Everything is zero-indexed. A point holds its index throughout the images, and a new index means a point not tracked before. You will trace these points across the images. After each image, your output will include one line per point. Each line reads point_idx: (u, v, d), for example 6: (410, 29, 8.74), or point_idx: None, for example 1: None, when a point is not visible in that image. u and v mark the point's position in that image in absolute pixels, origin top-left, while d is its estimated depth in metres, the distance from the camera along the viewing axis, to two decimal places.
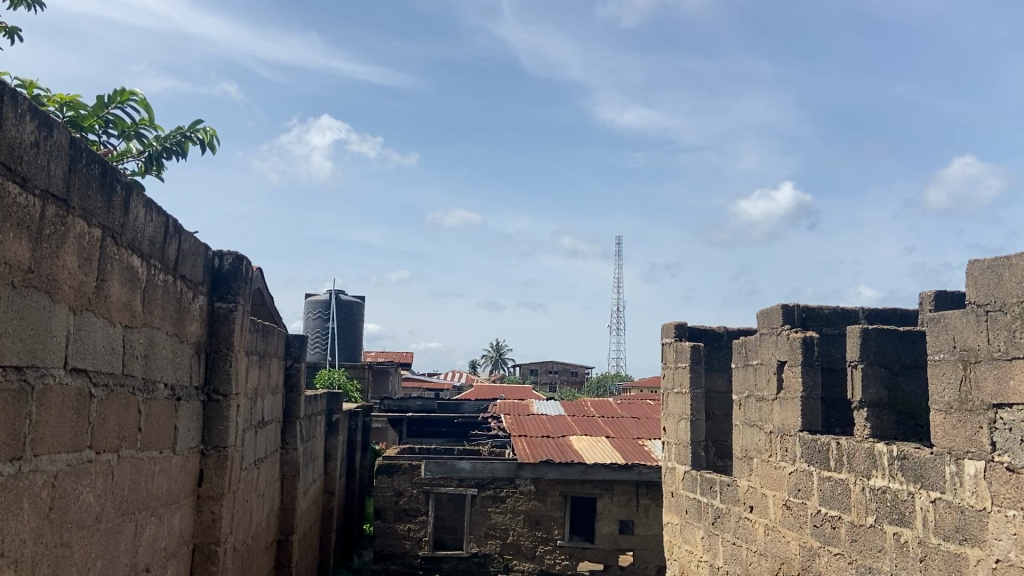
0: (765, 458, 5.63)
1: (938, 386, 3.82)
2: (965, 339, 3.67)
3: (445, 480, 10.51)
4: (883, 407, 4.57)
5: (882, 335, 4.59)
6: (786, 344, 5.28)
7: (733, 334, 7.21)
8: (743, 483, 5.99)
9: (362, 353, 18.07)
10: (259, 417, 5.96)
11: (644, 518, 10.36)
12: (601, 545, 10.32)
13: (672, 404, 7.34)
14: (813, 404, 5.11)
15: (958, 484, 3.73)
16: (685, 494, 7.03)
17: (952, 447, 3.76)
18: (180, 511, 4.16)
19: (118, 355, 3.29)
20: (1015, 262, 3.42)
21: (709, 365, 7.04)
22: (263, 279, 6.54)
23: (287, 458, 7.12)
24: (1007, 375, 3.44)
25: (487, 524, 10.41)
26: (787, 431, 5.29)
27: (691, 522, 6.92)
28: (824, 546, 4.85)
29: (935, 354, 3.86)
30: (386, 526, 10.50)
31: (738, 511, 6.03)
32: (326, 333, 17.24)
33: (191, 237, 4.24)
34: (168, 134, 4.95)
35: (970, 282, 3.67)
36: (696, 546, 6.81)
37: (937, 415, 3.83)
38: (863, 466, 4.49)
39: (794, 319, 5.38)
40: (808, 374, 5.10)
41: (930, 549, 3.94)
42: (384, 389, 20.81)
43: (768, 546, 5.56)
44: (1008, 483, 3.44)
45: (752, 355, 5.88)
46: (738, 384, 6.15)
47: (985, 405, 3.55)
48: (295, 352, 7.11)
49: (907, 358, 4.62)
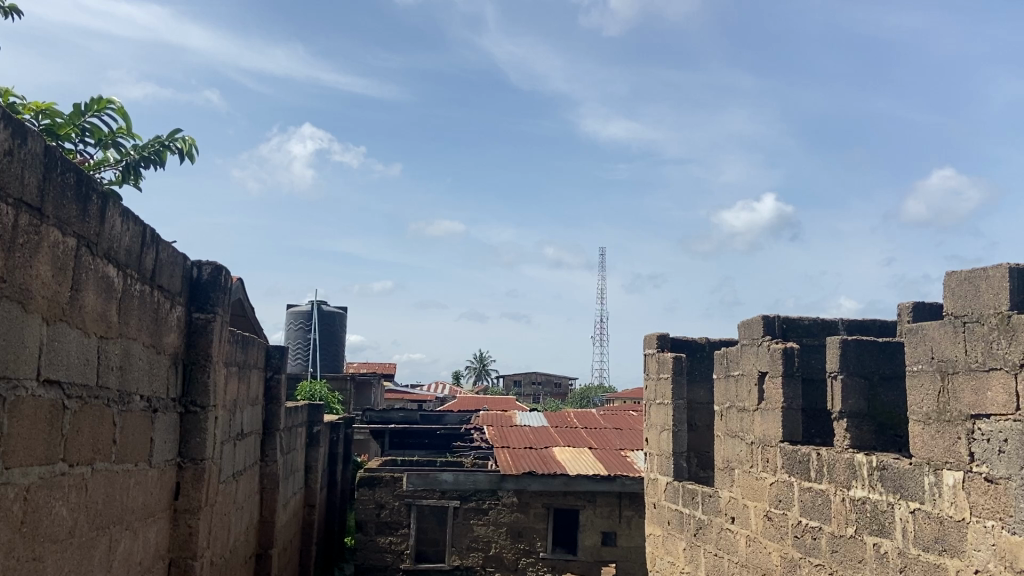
0: (745, 469, 5.63)
1: (916, 397, 3.86)
2: (943, 350, 3.71)
3: (427, 492, 10.46)
4: (862, 417, 4.60)
5: (862, 346, 4.61)
6: (767, 356, 5.29)
7: (715, 346, 7.24)
8: (725, 494, 5.99)
9: (343, 364, 17.95)
10: (238, 430, 5.89)
11: (627, 530, 10.34)
12: (584, 557, 10.27)
13: (654, 415, 7.34)
14: (794, 415, 5.13)
15: (937, 495, 3.75)
16: (668, 506, 7.01)
17: (930, 458, 3.79)
18: (155, 526, 4.10)
19: (92, 366, 3.24)
20: (992, 273, 3.46)
21: (691, 376, 7.05)
22: (242, 290, 6.52)
23: (266, 470, 7.05)
24: (985, 387, 3.47)
25: (469, 537, 10.35)
26: (768, 442, 5.30)
27: (673, 533, 6.90)
28: (805, 557, 4.86)
29: (914, 365, 3.89)
30: (367, 540, 10.43)
31: (719, 523, 6.03)
32: (307, 345, 17.14)
33: (169, 248, 4.19)
34: (146, 143, 4.91)
35: (948, 294, 3.70)
36: (678, 557, 6.79)
37: (916, 426, 3.86)
38: (843, 476, 4.50)
39: (775, 330, 5.41)
40: (789, 385, 5.11)
41: (909, 559, 3.95)
42: (366, 400, 20.70)
43: (750, 557, 5.55)
44: (986, 493, 3.45)
45: (734, 366, 5.90)
46: (720, 395, 6.16)
47: (963, 415, 3.57)
48: (276, 363, 7.06)
49: (886, 368, 4.62)
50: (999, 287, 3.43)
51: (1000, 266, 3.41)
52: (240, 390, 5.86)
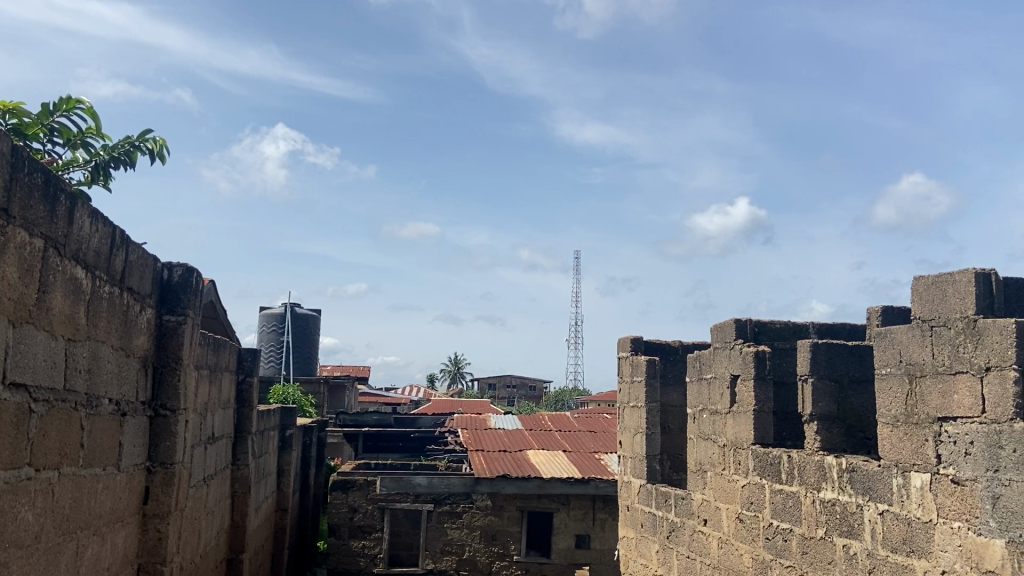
0: (718, 471, 5.67)
1: (884, 400, 3.92)
2: (911, 354, 3.77)
3: (401, 495, 10.41)
4: (832, 420, 4.65)
5: (832, 350, 4.66)
6: (739, 359, 5.34)
7: (688, 348, 7.29)
8: (697, 496, 6.03)
9: (317, 367, 17.80)
10: (208, 433, 5.82)
11: (600, 532, 10.36)
12: (557, 559, 10.28)
13: (628, 418, 7.36)
14: (765, 417, 5.18)
15: (904, 496, 3.81)
16: (641, 508, 7.04)
17: (898, 460, 3.84)
18: (124, 530, 4.05)
19: (60, 369, 3.20)
20: (958, 278, 3.54)
21: (664, 379, 7.09)
22: (214, 292, 6.46)
23: (238, 475, 6.98)
24: (952, 390, 3.53)
25: (443, 540, 10.32)
26: (739, 445, 5.35)
27: (646, 536, 6.93)
28: (776, 559, 4.90)
29: (882, 368, 3.96)
30: (340, 544, 10.37)
31: (692, 525, 6.07)
32: (281, 347, 17.00)
33: (139, 249, 4.15)
34: (115, 144, 4.85)
35: (916, 298, 3.76)
36: (650, 560, 6.83)
37: (884, 428, 3.92)
38: (813, 479, 4.54)
39: (747, 333, 5.46)
40: (761, 388, 5.16)
41: (878, 561, 4.00)
42: (340, 403, 20.58)
43: (721, 558, 5.60)
44: (953, 495, 3.51)
45: (706, 370, 5.94)
46: (693, 398, 6.20)
47: (930, 418, 3.63)
48: (248, 366, 7.00)
49: (856, 371, 4.68)
50: (965, 291, 3.49)
51: (966, 271, 3.49)
52: (211, 393, 5.80)
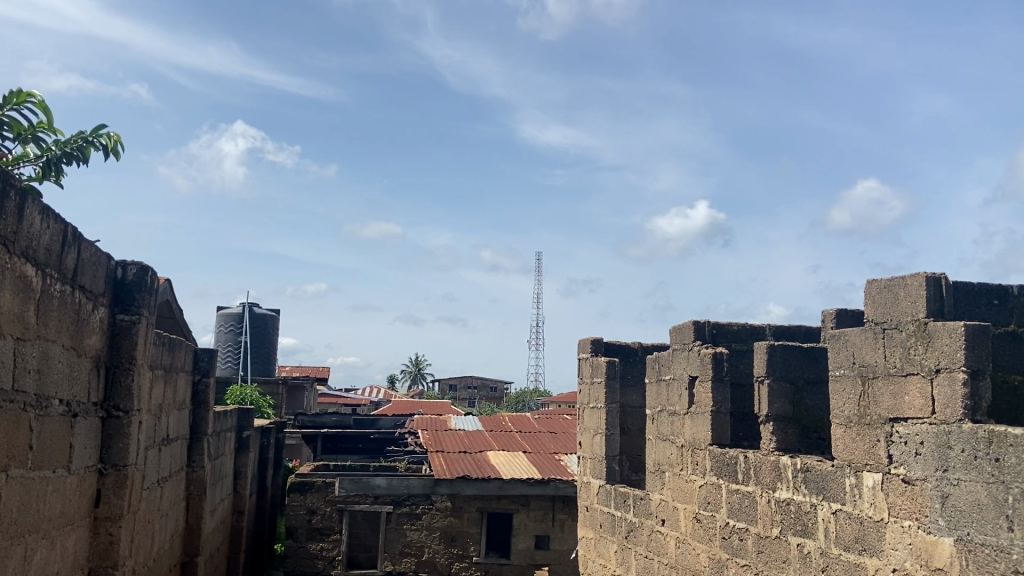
0: (676, 472, 5.73)
1: (838, 401, 4.00)
2: (864, 356, 3.85)
3: (360, 497, 10.34)
4: (787, 421, 4.72)
5: (788, 351, 4.74)
6: (697, 360, 5.40)
7: (648, 350, 7.36)
8: (655, 496, 6.08)
9: (276, 367, 17.58)
10: (163, 435, 5.72)
11: (559, 533, 10.39)
12: (517, 560, 10.30)
13: (588, 419, 7.40)
14: (722, 418, 5.24)
15: (857, 496, 3.88)
16: (600, 509, 7.08)
17: (851, 460, 3.92)
18: (74, 534, 3.96)
19: (8, 369, 3.12)
20: (910, 282, 3.63)
21: (624, 380, 7.14)
22: (170, 290, 6.35)
23: (193, 477, 6.86)
24: (903, 392, 3.61)
25: (402, 542, 10.27)
26: (697, 445, 5.41)
27: (604, 536, 6.97)
28: (732, 558, 4.97)
29: (836, 370, 4.03)
30: (297, 546, 10.26)
31: (650, 525, 6.12)
32: (238, 347, 16.77)
33: (92, 247, 4.06)
34: (68, 139, 4.74)
35: (869, 301, 3.84)
36: (609, 560, 6.87)
37: (838, 429, 4.00)
38: (769, 479, 4.62)
39: (705, 335, 5.53)
40: (718, 389, 5.23)
41: (831, 559, 4.07)
42: (298, 404, 20.36)
43: (679, 558, 5.65)
44: (904, 494, 3.59)
45: (665, 371, 6.00)
46: (652, 399, 6.25)
47: (882, 419, 3.71)
48: (204, 367, 6.89)
49: (810, 373, 4.76)
50: (917, 295, 3.58)
51: (917, 275, 3.58)
52: (166, 394, 5.70)
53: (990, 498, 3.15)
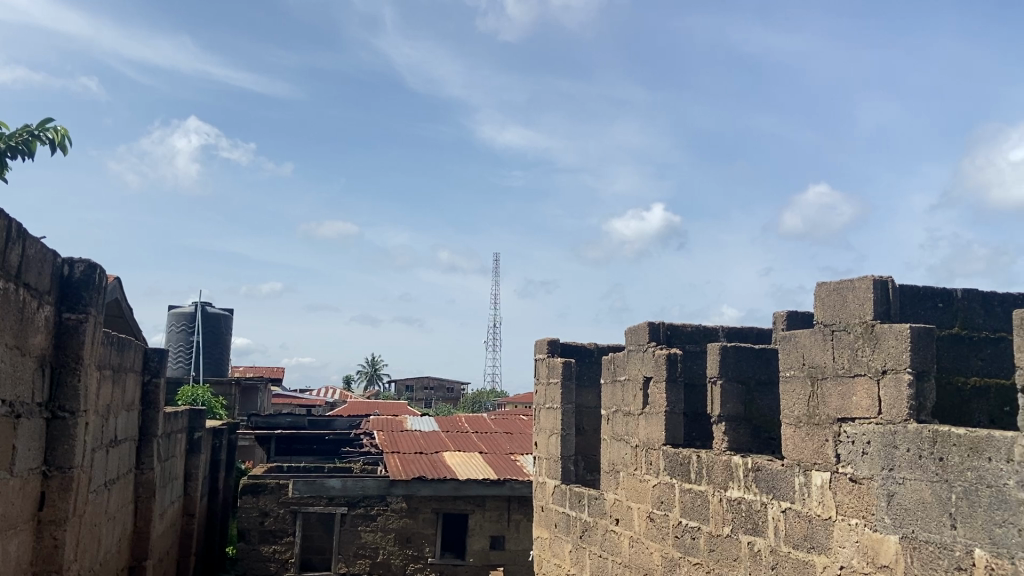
0: (630, 471, 5.78)
1: (788, 401, 4.08)
2: (813, 357, 3.93)
3: (314, 499, 10.23)
4: (739, 421, 4.80)
5: (740, 353, 4.82)
6: (652, 361, 5.46)
7: (604, 351, 7.42)
8: (610, 496, 6.13)
9: (228, 367, 17.31)
10: (110, 437, 5.59)
11: (515, 533, 10.41)
12: (472, 561, 10.30)
13: (544, 419, 7.43)
14: (676, 419, 5.31)
15: (805, 494, 3.97)
16: (555, 509, 7.11)
17: (800, 459, 4.00)
18: (16, 538, 3.86)
19: None
20: (858, 285, 3.72)
21: (580, 381, 7.19)
22: (119, 289, 6.22)
23: (142, 479, 6.73)
24: (851, 392, 3.70)
25: (356, 544, 10.19)
26: (651, 445, 5.46)
27: (559, 536, 7.01)
28: (684, 557, 5.03)
29: (786, 371, 4.11)
30: (249, 549, 10.12)
31: (604, 524, 6.17)
32: (190, 347, 16.48)
33: (38, 244, 3.96)
34: (12, 132, 4.61)
35: (818, 304, 3.93)
36: (564, 559, 6.91)
37: (787, 428, 4.08)
38: (721, 478, 4.69)
39: (659, 336, 5.59)
40: (672, 390, 5.29)
41: (780, 557, 4.15)
42: (252, 405, 20.07)
43: (632, 557, 5.71)
44: (850, 492, 3.67)
45: (620, 371, 6.05)
46: (607, 399, 6.30)
47: (831, 419, 3.80)
48: (154, 367, 6.77)
49: (761, 374, 4.85)
50: (865, 297, 3.68)
51: (865, 278, 3.68)
52: (113, 395, 5.57)
53: (934, 496, 3.24)
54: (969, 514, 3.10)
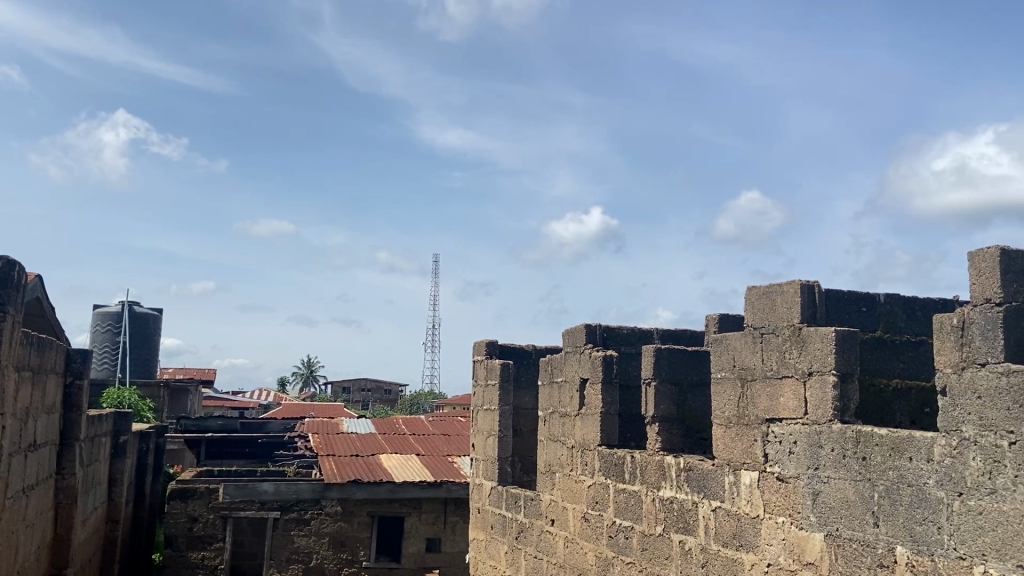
0: (566, 472, 5.82)
1: (719, 402, 4.16)
2: (743, 359, 4.02)
3: (245, 503, 10.02)
4: (672, 421, 4.87)
5: (674, 354, 4.89)
6: (589, 363, 5.50)
7: (542, 352, 7.46)
8: (546, 497, 6.15)
9: (157, 368, 16.83)
10: (29, 441, 5.38)
11: (451, 535, 10.37)
12: (407, 564, 10.22)
13: (481, 421, 7.42)
14: (611, 420, 5.37)
15: (735, 493, 4.05)
16: (491, 510, 7.11)
17: (730, 459, 4.08)
18: None
19: None
20: (787, 289, 3.81)
21: (518, 382, 7.21)
22: (40, 287, 5.98)
23: (62, 485, 6.48)
24: (779, 393, 3.78)
25: (289, 548, 10.02)
26: (587, 446, 5.51)
27: (495, 537, 7.01)
28: (618, 556, 5.09)
29: (717, 373, 4.19)
30: (177, 555, 9.86)
31: (540, 525, 6.19)
32: (117, 347, 15.96)
33: None
34: None
35: (749, 307, 4.02)
36: (499, 560, 6.92)
37: (718, 428, 4.15)
38: (654, 478, 4.75)
39: (596, 337, 5.64)
40: (607, 391, 5.34)
41: (710, 555, 4.23)
42: (182, 408, 19.55)
43: (567, 557, 5.75)
44: (778, 491, 3.76)
45: (558, 373, 6.08)
46: (544, 400, 6.33)
47: (759, 419, 3.89)
48: (77, 368, 6.54)
49: (694, 375, 4.93)
50: (793, 301, 3.77)
51: (793, 282, 3.77)
52: (33, 397, 5.36)
53: (857, 495, 3.34)
54: (891, 512, 3.20)
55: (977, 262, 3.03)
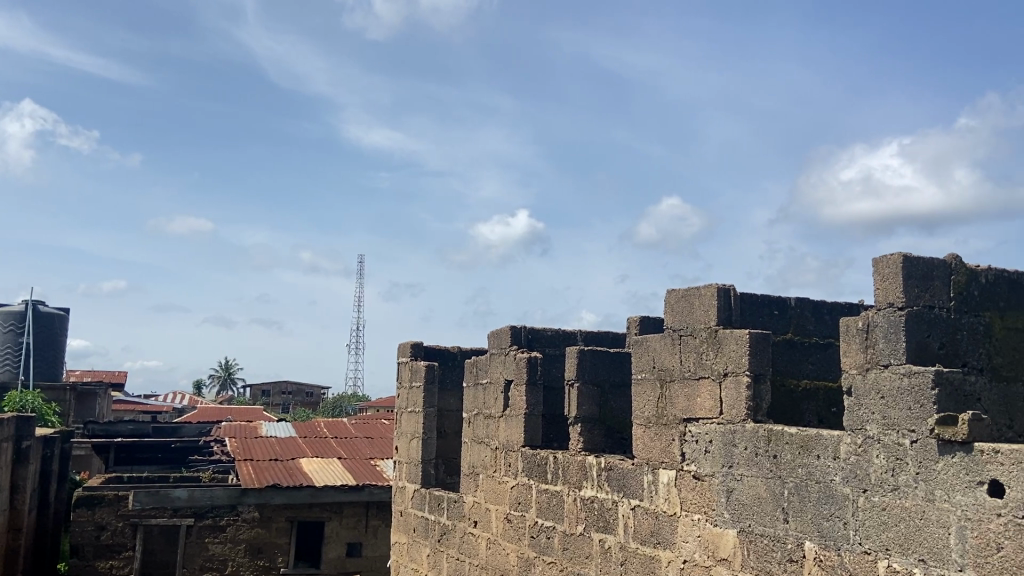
0: (489, 473, 5.82)
1: (639, 403, 4.22)
2: (663, 360, 4.09)
3: (157, 510, 9.68)
4: (594, 422, 4.92)
5: (596, 356, 4.94)
6: (513, 364, 5.52)
7: (466, 354, 7.45)
8: (469, 499, 6.14)
9: (63, 371, 16.11)
10: None
11: (372, 539, 10.25)
12: (327, 569, 10.05)
13: (404, 423, 7.36)
14: (535, 421, 5.39)
15: (653, 492, 4.12)
16: (413, 513, 7.05)
17: (649, 458, 4.15)
18: None
19: None
20: (704, 292, 3.90)
21: (442, 384, 7.18)
22: None
23: None
24: (696, 394, 3.87)
25: (203, 556, 9.73)
26: (510, 447, 5.52)
27: (417, 540, 6.96)
28: (539, 556, 5.12)
29: (638, 374, 4.26)
30: (84, 565, 9.47)
31: (462, 527, 6.17)
32: (20, 349, 15.22)
33: None
34: None
35: (669, 310, 4.09)
36: (421, 563, 6.86)
37: (638, 428, 4.22)
38: (575, 478, 4.80)
39: (521, 340, 5.66)
40: (531, 392, 5.37)
41: (629, 553, 4.29)
42: (90, 412, 18.77)
43: (488, 558, 5.75)
44: (694, 489, 3.85)
45: (482, 374, 6.08)
46: (468, 402, 6.31)
47: (677, 419, 3.96)
48: None
49: (616, 376, 5.00)
50: (710, 304, 3.86)
51: (711, 286, 3.86)
52: None
53: (768, 492, 3.44)
54: (801, 509, 3.30)
55: (880, 268, 3.14)
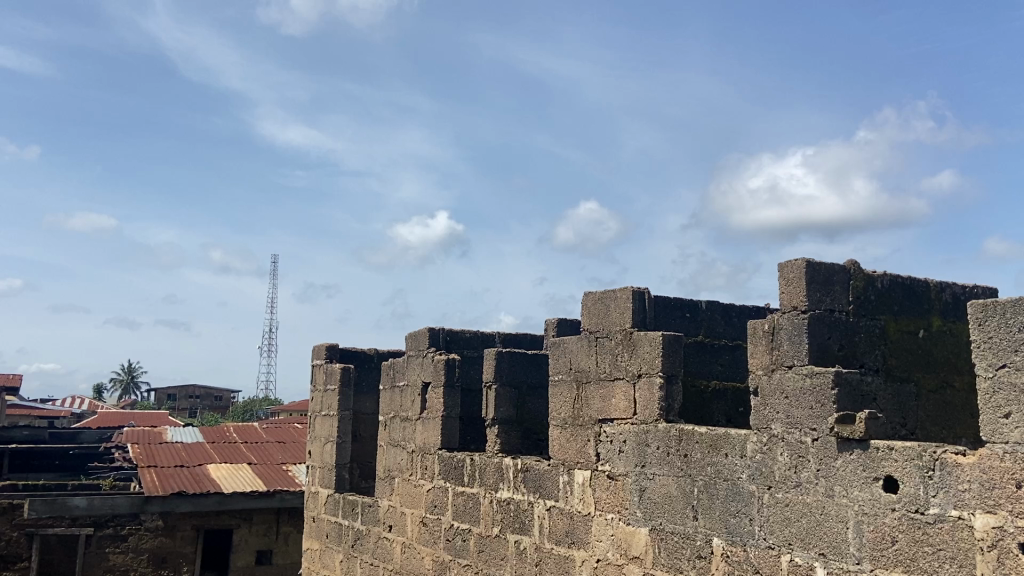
0: (405, 476, 5.77)
1: (556, 404, 4.27)
2: (579, 362, 4.15)
3: (54, 520, 9.23)
4: (511, 424, 4.94)
5: (514, 358, 4.97)
6: (430, 366, 5.49)
7: (383, 356, 7.38)
8: (384, 502, 6.08)
9: None
10: None
11: (283, 546, 10.02)
12: None
13: (318, 427, 7.23)
14: (452, 424, 5.38)
15: (568, 492, 4.17)
16: (327, 519, 6.93)
17: (564, 458, 4.20)
18: None
19: None
20: (620, 295, 3.98)
21: (358, 387, 7.09)
22: None
23: None
24: (611, 395, 3.94)
25: (103, 567, 9.33)
26: (427, 449, 5.49)
27: (330, 546, 6.84)
28: (454, 559, 5.10)
29: (554, 376, 4.30)
30: None
31: (377, 531, 6.10)
32: None
33: None
34: None
35: (586, 312, 4.16)
36: (334, 569, 6.75)
37: (554, 429, 4.26)
38: (492, 480, 4.81)
39: (438, 341, 5.65)
40: (448, 395, 5.36)
41: (544, 554, 4.32)
42: None
43: (403, 563, 5.70)
44: (608, 488, 3.91)
45: (399, 377, 6.03)
46: (385, 405, 6.25)
47: (592, 420, 4.02)
48: None
49: (533, 378, 5.04)
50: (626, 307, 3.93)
51: (627, 289, 3.93)
52: None
53: (679, 490, 3.53)
54: (709, 506, 3.40)
55: (785, 273, 3.27)
